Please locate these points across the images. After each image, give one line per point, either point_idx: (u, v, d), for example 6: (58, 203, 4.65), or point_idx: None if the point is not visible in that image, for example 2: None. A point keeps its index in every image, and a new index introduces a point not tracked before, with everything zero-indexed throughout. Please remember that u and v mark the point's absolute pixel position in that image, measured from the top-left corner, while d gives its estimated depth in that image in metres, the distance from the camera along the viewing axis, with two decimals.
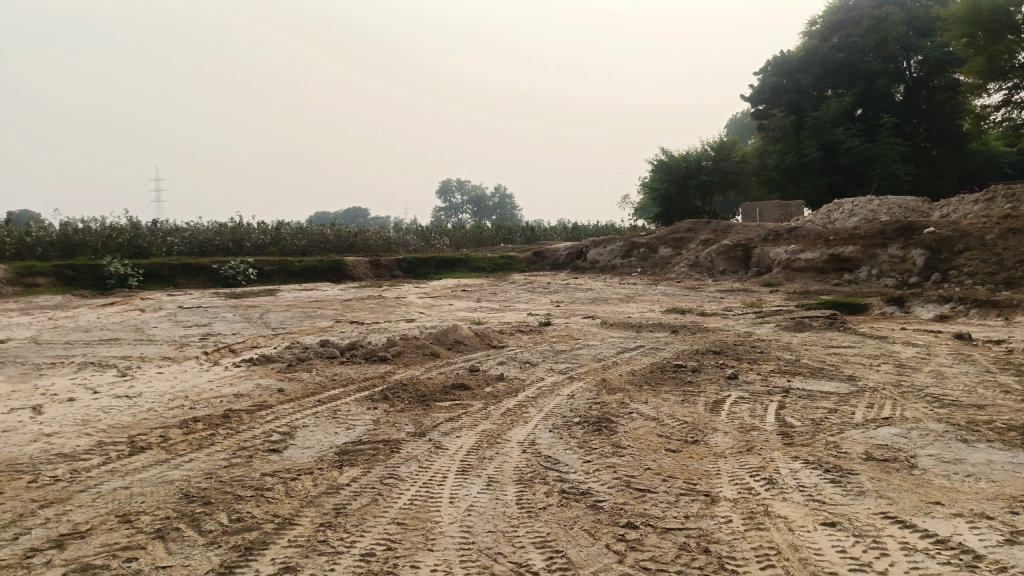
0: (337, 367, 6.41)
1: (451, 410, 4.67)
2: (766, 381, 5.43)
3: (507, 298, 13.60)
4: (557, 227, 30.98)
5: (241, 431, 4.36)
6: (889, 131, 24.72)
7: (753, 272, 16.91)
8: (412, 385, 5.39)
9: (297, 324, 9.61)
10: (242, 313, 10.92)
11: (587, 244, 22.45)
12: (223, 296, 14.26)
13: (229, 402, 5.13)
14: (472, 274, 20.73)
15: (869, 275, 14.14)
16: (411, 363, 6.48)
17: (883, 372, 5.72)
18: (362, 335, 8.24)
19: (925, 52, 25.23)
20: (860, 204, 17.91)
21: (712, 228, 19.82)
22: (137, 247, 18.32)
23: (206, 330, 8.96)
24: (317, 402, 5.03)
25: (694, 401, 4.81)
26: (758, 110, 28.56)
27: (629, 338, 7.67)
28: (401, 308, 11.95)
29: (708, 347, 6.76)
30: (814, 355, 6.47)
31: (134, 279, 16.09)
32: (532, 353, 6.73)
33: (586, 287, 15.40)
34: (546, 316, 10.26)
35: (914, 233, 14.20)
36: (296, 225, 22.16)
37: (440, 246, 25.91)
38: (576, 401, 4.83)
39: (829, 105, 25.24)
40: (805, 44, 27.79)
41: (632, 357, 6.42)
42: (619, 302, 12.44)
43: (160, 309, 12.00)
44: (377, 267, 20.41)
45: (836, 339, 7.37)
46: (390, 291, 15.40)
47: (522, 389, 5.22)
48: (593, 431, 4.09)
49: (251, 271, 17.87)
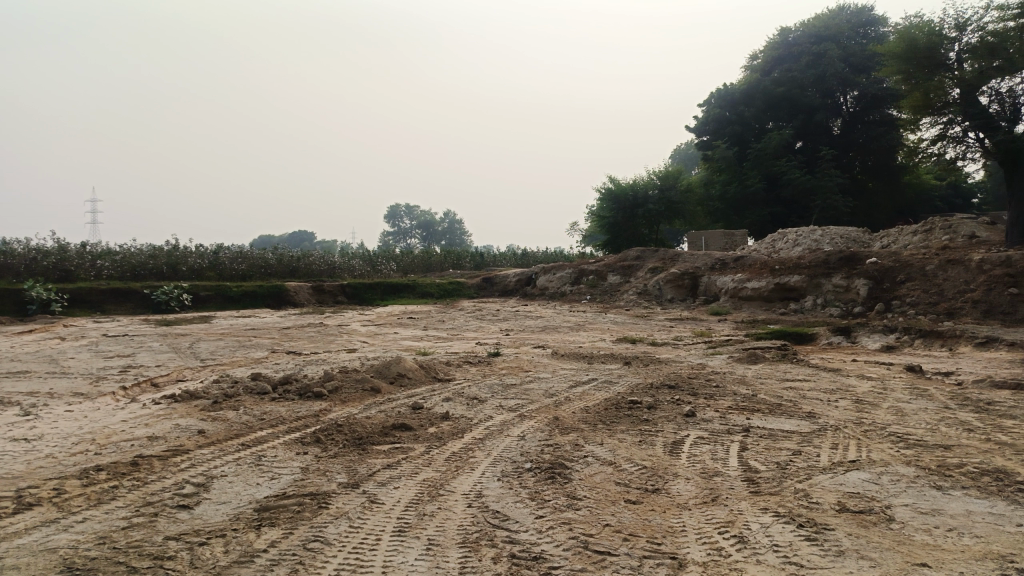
0: (268, 404, 5.91)
1: (390, 456, 4.25)
2: (725, 418, 5.17)
3: (455, 326, 13.19)
4: (506, 253, 30.75)
5: (149, 481, 3.86)
6: (829, 163, 25.36)
7: (700, 300, 16.90)
8: (347, 426, 4.95)
9: (229, 355, 9.01)
10: (171, 342, 10.24)
11: (537, 271, 22.23)
12: (153, 323, 13.49)
13: (141, 446, 4.60)
14: (419, 300, 20.26)
15: (814, 304, 14.22)
16: (349, 399, 6.02)
17: (842, 408, 5.53)
18: (298, 368, 7.73)
19: (861, 88, 26.08)
20: (803, 234, 18.15)
21: (659, 256, 19.84)
22: (63, 271, 17.32)
23: (128, 362, 8.32)
24: (241, 446, 4.54)
25: (651, 441, 4.51)
26: (703, 141, 28.99)
27: (581, 370, 7.35)
28: (343, 337, 11.42)
29: (662, 380, 6.49)
30: (770, 389, 6.26)
31: (58, 305, 15.14)
32: (478, 388, 6.35)
33: (535, 315, 15.10)
34: (495, 345, 9.89)
35: (857, 263, 14.39)
36: (236, 248, 21.37)
37: (387, 272, 25.37)
38: (526, 444, 4.46)
39: (771, 137, 25.78)
40: (747, 77, 28.39)
41: (584, 391, 6.09)
42: (569, 331, 12.16)
43: (82, 337, 11.21)
44: (320, 292, 19.78)
45: (790, 372, 7.19)
46: (332, 318, 14.84)
47: (467, 429, 4.83)
48: (545, 479, 3.73)
49: (186, 296, 17.05)
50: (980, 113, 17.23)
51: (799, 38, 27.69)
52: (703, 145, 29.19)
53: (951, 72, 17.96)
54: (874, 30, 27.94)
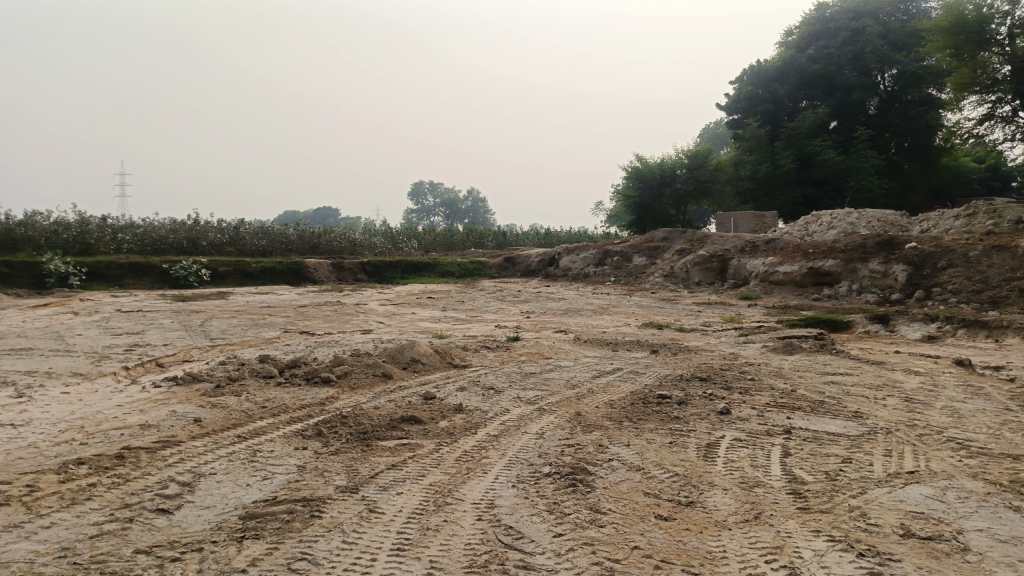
0: (271, 390, 5.58)
1: (395, 454, 3.88)
2: (763, 417, 4.72)
3: (474, 307, 12.81)
4: (529, 233, 30.28)
5: (131, 478, 3.53)
6: (864, 144, 24.46)
7: (729, 284, 16.34)
8: (352, 417, 4.59)
9: (239, 335, 8.71)
10: (184, 320, 9.98)
11: (560, 251, 21.77)
12: (169, 299, 13.31)
13: (131, 436, 4.27)
14: (440, 279, 19.92)
15: (849, 290, 13.63)
16: (358, 387, 5.66)
17: (892, 408, 5.06)
18: (308, 350, 7.40)
19: (901, 65, 25.06)
20: (838, 216, 17.47)
21: (687, 237, 19.25)
22: (83, 245, 17.19)
23: (135, 340, 8.05)
24: (237, 439, 4.20)
25: (683, 444, 4.09)
26: (733, 119, 28.16)
27: (605, 358, 6.93)
28: (360, 317, 11.09)
29: (693, 372, 6.05)
30: (810, 384, 5.78)
31: (76, 278, 14.99)
32: (495, 376, 5.95)
33: (557, 296, 14.67)
34: (515, 329, 9.48)
35: (895, 247, 13.74)
36: (257, 224, 21.16)
37: (408, 250, 25.08)
38: (544, 443, 4.06)
39: (804, 117, 24.93)
40: (781, 54, 27.37)
41: (608, 383, 5.67)
42: (593, 314, 11.73)
43: (95, 312, 11.00)
44: (339, 270, 19.53)
45: (830, 364, 6.69)
46: (350, 296, 14.55)
47: (481, 424, 4.45)
48: (565, 487, 3.33)
49: (204, 272, 16.87)
50: None
51: (837, 13, 26.54)
52: (733, 124, 28.39)
53: (999, 48, 17.15)
54: (915, 5, 26.90)
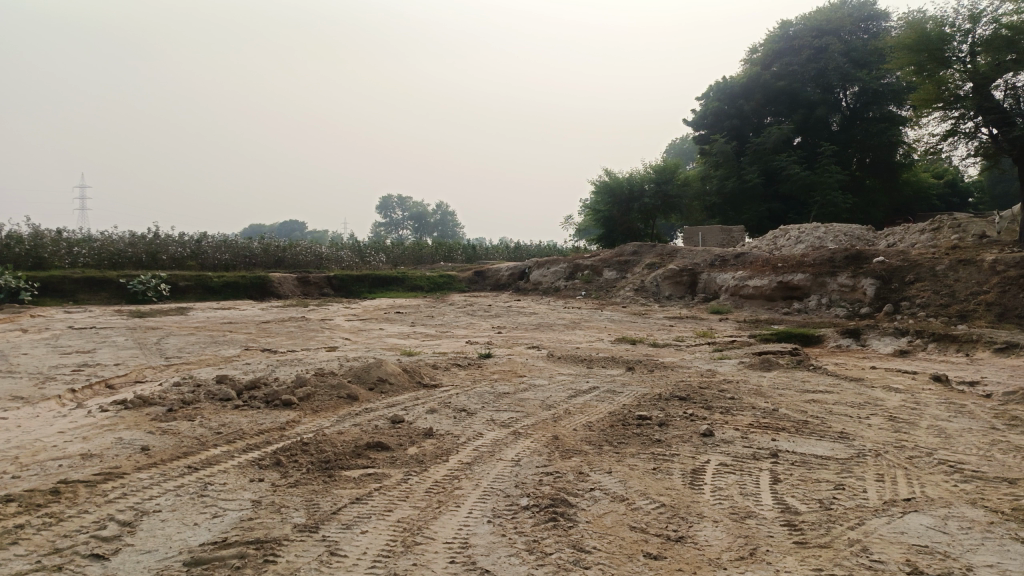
0: (228, 414, 5.23)
1: (360, 486, 3.60)
2: (749, 439, 4.52)
3: (444, 322, 12.51)
4: (498, 246, 30.08)
5: (65, 517, 3.18)
6: (829, 159, 24.76)
7: (700, 298, 16.28)
8: (314, 444, 4.28)
9: (197, 353, 8.31)
10: (139, 337, 9.52)
11: (530, 265, 21.58)
12: (125, 315, 12.79)
13: (70, 468, 3.91)
14: (408, 293, 19.59)
15: (819, 305, 13.63)
16: (321, 409, 5.34)
17: (878, 428, 4.90)
18: (270, 369, 7.04)
19: (863, 83, 25.49)
20: (806, 230, 17.55)
21: (657, 251, 19.19)
22: (36, 258, 16.53)
23: (85, 359, 7.61)
24: (188, 470, 3.87)
25: (667, 470, 3.87)
26: (701, 135, 28.36)
27: (580, 376, 6.69)
28: (325, 333, 10.72)
29: (672, 391, 5.84)
30: (792, 403, 5.61)
31: (28, 294, 14.37)
32: (466, 397, 5.67)
33: (528, 311, 14.44)
34: (487, 345, 9.21)
35: (864, 261, 13.80)
36: (220, 237, 20.62)
37: (376, 263, 24.69)
38: (521, 471, 3.80)
39: (770, 132, 25.15)
40: (746, 71, 27.66)
41: (585, 403, 5.43)
42: (564, 329, 11.52)
43: (45, 329, 10.48)
44: (305, 284, 19.08)
45: (809, 381, 6.54)
46: (316, 311, 14.17)
47: (453, 451, 4.17)
48: (546, 522, 3.08)
49: (164, 287, 16.32)
50: (995, 108, 17.11)
51: (800, 31, 26.90)
52: (700, 139, 28.58)
53: (961, 65, 17.42)
54: (875, 24, 27.44)
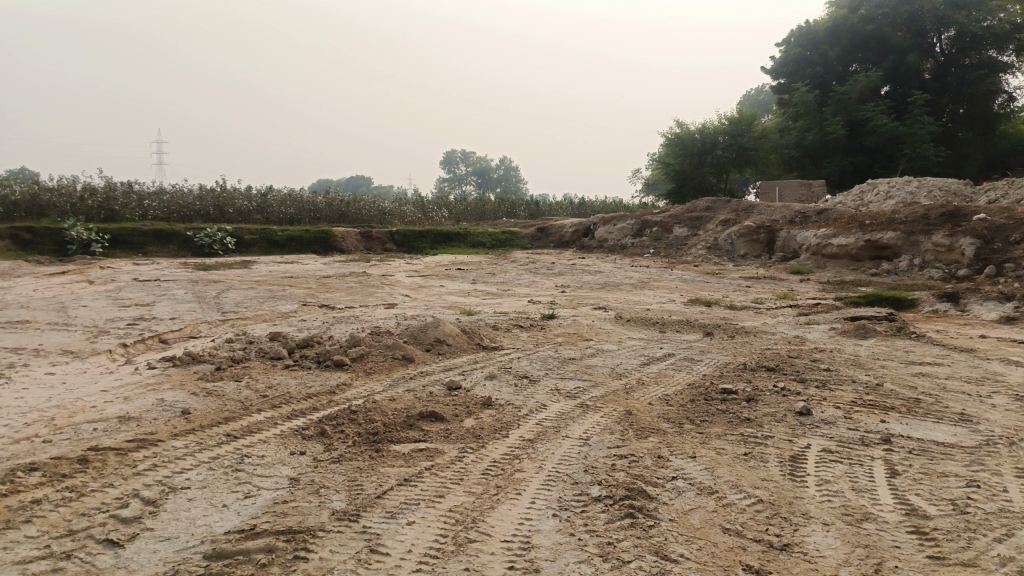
0: (276, 375, 4.91)
1: (409, 464, 3.20)
2: (854, 421, 3.93)
3: (506, 280, 12.06)
4: (563, 202, 29.38)
5: (86, 491, 2.88)
6: (921, 108, 22.96)
7: (777, 257, 15.36)
8: (364, 412, 3.90)
9: (254, 308, 8.12)
10: (199, 291, 9.40)
11: (596, 221, 20.88)
12: (190, 268, 12.81)
13: (104, 433, 3.65)
14: (471, 249, 19.22)
15: (910, 265, 12.60)
16: (374, 371, 4.99)
17: (1004, 410, 4.21)
18: (324, 326, 6.73)
19: (961, 25, 23.46)
20: (896, 185, 16.28)
21: (731, 207, 18.20)
22: (108, 211, 16.80)
23: (142, 313, 7.47)
24: (226, 439, 3.54)
25: (761, 455, 3.35)
26: (780, 83, 26.72)
27: (653, 341, 6.14)
28: (385, 289, 10.41)
29: (758, 360, 5.26)
30: (897, 378, 4.96)
31: (99, 246, 14.58)
32: (529, 362, 5.22)
33: (594, 269, 13.86)
34: (551, 305, 8.71)
35: (962, 219, 12.62)
36: (285, 191, 20.61)
37: (439, 219, 24.40)
38: (590, 452, 3.33)
39: (856, 80, 23.44)
40: (832, 13, 25.76)
41: (660, 372, 4.91)
42: (633, 289, 10.90)
43: (111, 281, 10.51)
44: (368, 239, 18.91)
45: (913, 352, 5.82)
46: (377, 267, 13.92)
47: (514, 425, 3.73)
48: (622, 519, 2.62)
49: (229, 240, 16.38)
50: None
51: None
52: (779, 88, 26.94)
53: None
54: None
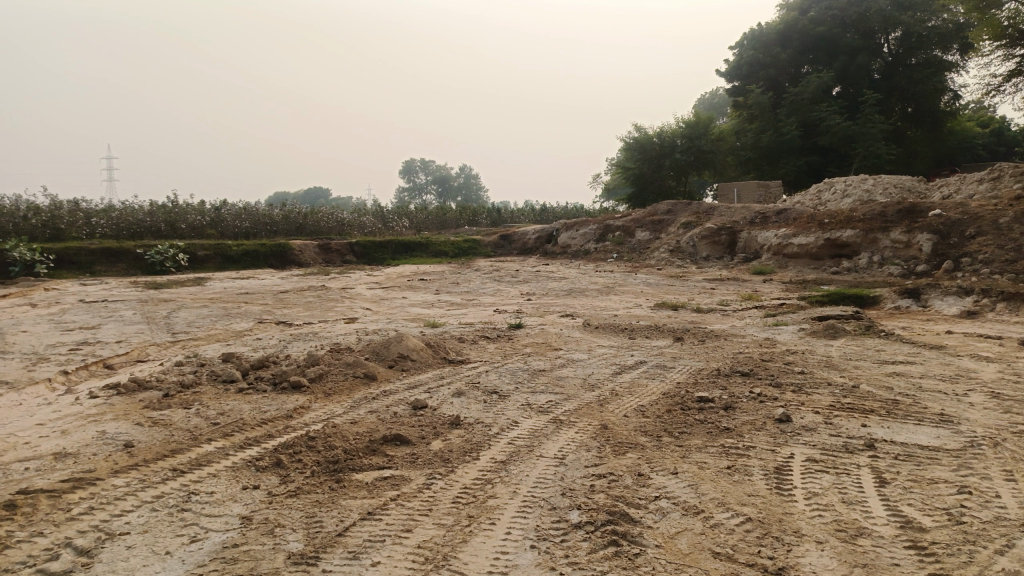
0: (230, 399, 4.62)
1: (374, 495, 2.96)
2: (835, 426, 3.81)
3: (470, 289, 11.84)
4: (524, 209, 29.27)
5: (12, 543, 2.59)
6: (872, 108, 23.40)
7: (739, 257, 15.42)
8: (323, 437, 3.65)
9: (207, 327, 7.77)
10: (149, 311, 8.99)
11: (558, 227, 20.79)
12: (141, 286, 12.32)
13: (36, 473, 3.33)
14: (433, 259, 18.94)
15: (870, 263, 12.71)
16: (334, 392, 4.73)
17: (982, 409, 4.14)
18: (281, 345, 6.43)
19: (906, 27, 24.01)
20: (852, 183, 16.49)
21: (692, 209, 18.26)
22: (53, 230, 16.12)
23: (87, 337, 7.06)
24: (173, 475, 3.26)
25: (745, 469, 3.19)
26: (735, 86, 27.02)
27: (623, 348, 5.98)
28: (345, 303, 10.11)
29: (732, 365, 5.13)
30: (873, 378, 4.87)
31: (43, 266, 13.96)
32: (497, 376, 5.01)
33: (558, 275, 13.71)
34: (517, 314, 8.51)
35: (918, 215, 12.79)
36: (240, 205, 20.10)
37: (399, 229, 24.08)
38: (567, 473, 3.14)
39: (808, 81, 23.80)
40: (782, 17, 26.15)
41: (633, 381, 4.74)
42: (598, 295, 10.77)
43: (55, 303, 10.01)
44: (327, 252, 18.51)
45: (885, 351, 5.75)
46: (336, 280, 13.58)
47: (485, 445, 3.51)
48: (606, 549, 2.43)
49: (182, 256, 15.87)
50: None
51: None
52: (733, 91, 27.24)
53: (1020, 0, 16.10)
54: None
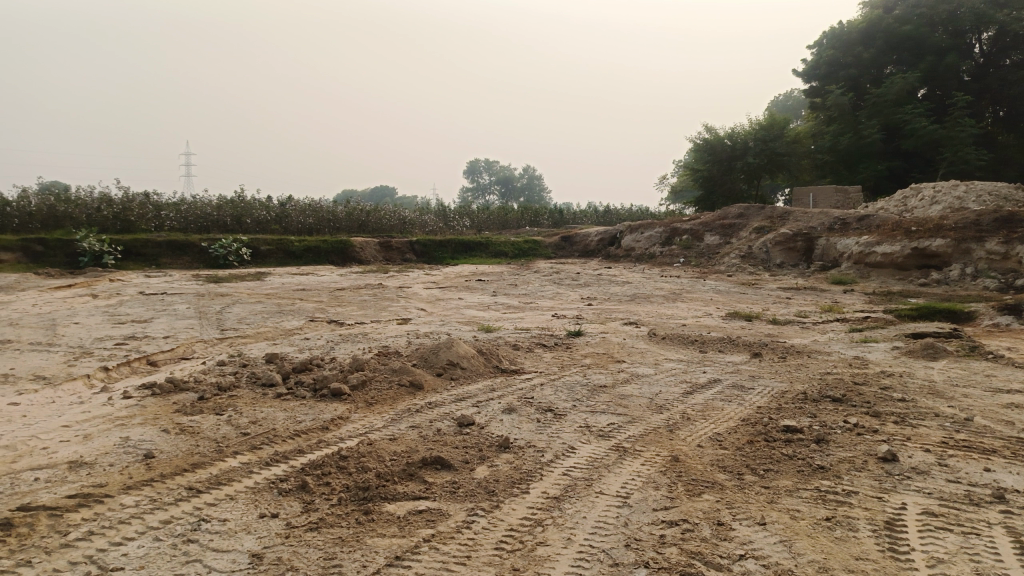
0: (265, 406, 4.29)
1: (404, 534, 2.54)
2: (952, 469, 3.21)
3: (529, 291, 11.41)
4: (588, 211, 28.68)
5: None
6: (961, 110, 21.95)
7: (815, 266, 14.53)
8: (356, 457, 3.26)
9: (257, 324, 7.55)
10: (204, 305, 8.86)
11: (622, 230, 20.17)
12: (201, 280, 12.33)
13: (45, 485, 3.04)
14: (492, 259, 18.61)
15: (962, 275, 11.71)
16: (376, 402, 4.34)
17: None
18: (328, 347, 6.11)
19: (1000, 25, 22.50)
20: (941, 188, 15.36)
21: (765, 213, 17.38)
22: (124, 222, 16.44)
23: (137, 331, 6.93)
24: (186, 496, 2.91)
25: (848, 522, 2.64)
26: (811, 87, 25.79)
27: (693, 364, 5.42)
28: (400, 302, 9.81)
29: (820, 388, 4.53)
30: (987, 410, 4.19)
31: (111, 258, 14.19)
32: (553, 391, 4.54)
33: (621, 279, 13.16)
34: (576, 320, 8.02)
35: (1018, 224, 11.71)
36: (305, 201, 20.17)
37: (460, 228, 23.85)
38: (632, 517, 2.66)
39: (892, 81, 22.48)
40: (865, 14, 24.80)
41: (707, 404, 4.20)
42: (664, 302, 10.19)
43: (115, 295, 10.03)
44: (387, 249, 18.36)
45: (996, 377, 5.03)
46: (394, 278, 13.37)
47: (536, 476, 3.05)
48: None
49: (245, 251, 15.94)
50: None
51: None
52: (810, 91, 26.02)
53: None
54: None
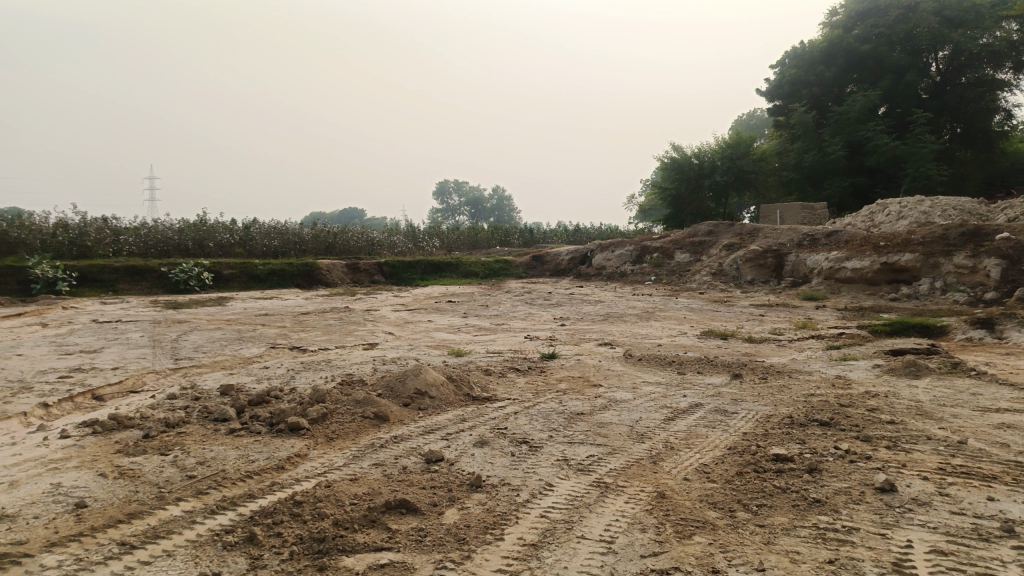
0: (216, 444, 3.95)
1: None
2: (954, 499, 3.00)
3: (500, 312, 11.16)
4: (558, 230, 28.60)
5: None
6: (922, 127, 22.31)
7: (786, 282, 14.52)
8: (313, 502, 2.95)
9: (214, 353, 7.18)
10: (159, 333, 8.44)
11: (593, 248, 20.05)
12: (160, 306, 11.87)
13: None
14: (463, 280, 18.33)
15: (931, 289, 11.72)
16: (337, 437, 4.04)
17: None
18: (288, 376, 5.78)
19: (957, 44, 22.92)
20: (907, 204, 15.49)
21: (735, 230, 17.39)
22: (80, 248, 15.87)
23: (84, 362, 6.53)
24: (118, 554, 2.57)
25: (852, 564, 2.41)
26: (776, 106, 26.12)
27: (672, 387, 5.19)
28: (367, 326, 9.48)
29: (806, 412, 4.32)
30: (980, 432, 4.02)
31: (65, 284, 13.62)
32: (528, 420, 4.27)
33: (593, 298, 12.97)
34: (550, 342, 7.78)
35: (985, 238, 11.77)
36: (270, 223, 19.73)
37: (430, 249, 23.56)
38: (619, 567, 2.39)
39: (854, 100, 22.80)
40: (826, 34, 25.20)
41: (690, 431, 3.97)
42: (638, 321, 10.00)
43: (66, 324, 9.55)
44: (355, 271, 18.00)
45: (982, 395, 4.88)
46: (361, 301, 13.01)
47: (511, 519, 2.78)
48: None
49: (207, 275, 15.46)
50: None
51: None
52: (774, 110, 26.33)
53: None
54: None
